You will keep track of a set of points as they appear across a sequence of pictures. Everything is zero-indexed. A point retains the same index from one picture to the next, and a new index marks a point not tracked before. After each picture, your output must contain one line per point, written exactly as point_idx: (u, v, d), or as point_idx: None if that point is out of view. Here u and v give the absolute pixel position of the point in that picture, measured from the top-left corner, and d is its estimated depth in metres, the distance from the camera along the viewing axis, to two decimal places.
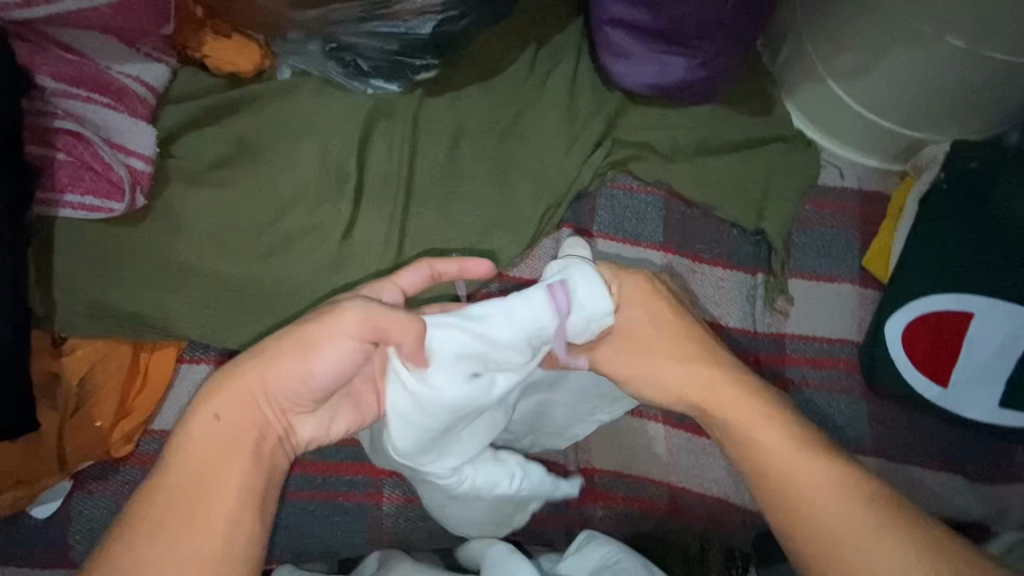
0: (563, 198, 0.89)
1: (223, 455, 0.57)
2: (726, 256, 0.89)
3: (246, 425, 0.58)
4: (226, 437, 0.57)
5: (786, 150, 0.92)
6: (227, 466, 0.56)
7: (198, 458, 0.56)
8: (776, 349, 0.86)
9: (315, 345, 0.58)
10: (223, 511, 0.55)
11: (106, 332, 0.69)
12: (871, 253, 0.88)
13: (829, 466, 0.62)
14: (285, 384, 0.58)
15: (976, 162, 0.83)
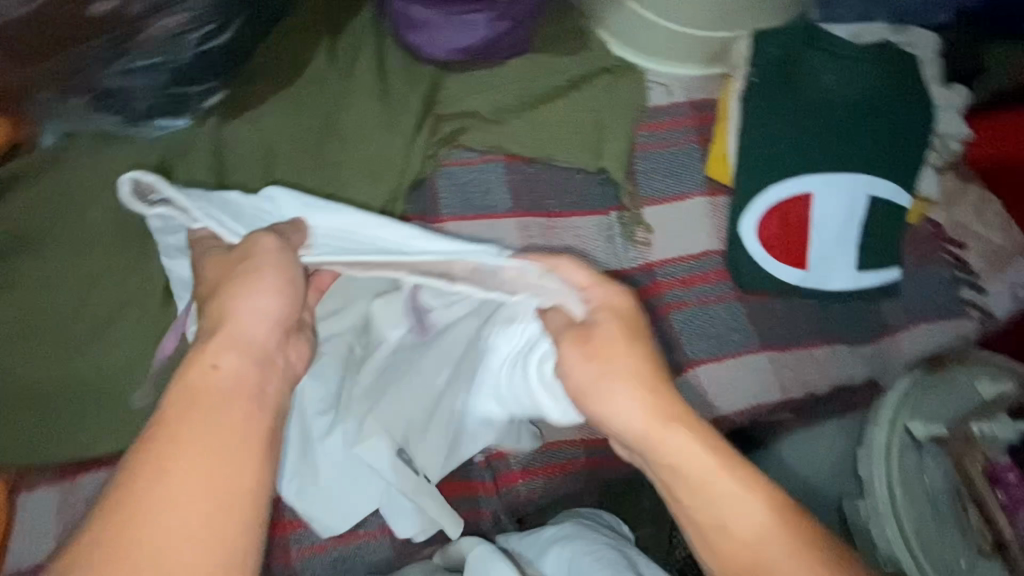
0: (399, 191, 0.85)
1: (250, 398, 0.46)
2: (578, 204, 0.88)
3: (263, 346, 0.49)
4: (239, 376, 0.46)
5: (611, 80, 0.91)
6: (238, 427, 0.44)
7: (202, 404, 0.44)
8: (650, 279, 0.86)
9: (251, 267, 0.51)
10: (225, 460, 0.42)
11: None
12: (710, 161, 0.89)
13: (764, 503, 0.47)
14: (254, 324, 0.49)
15: (777, 49, 0.87)
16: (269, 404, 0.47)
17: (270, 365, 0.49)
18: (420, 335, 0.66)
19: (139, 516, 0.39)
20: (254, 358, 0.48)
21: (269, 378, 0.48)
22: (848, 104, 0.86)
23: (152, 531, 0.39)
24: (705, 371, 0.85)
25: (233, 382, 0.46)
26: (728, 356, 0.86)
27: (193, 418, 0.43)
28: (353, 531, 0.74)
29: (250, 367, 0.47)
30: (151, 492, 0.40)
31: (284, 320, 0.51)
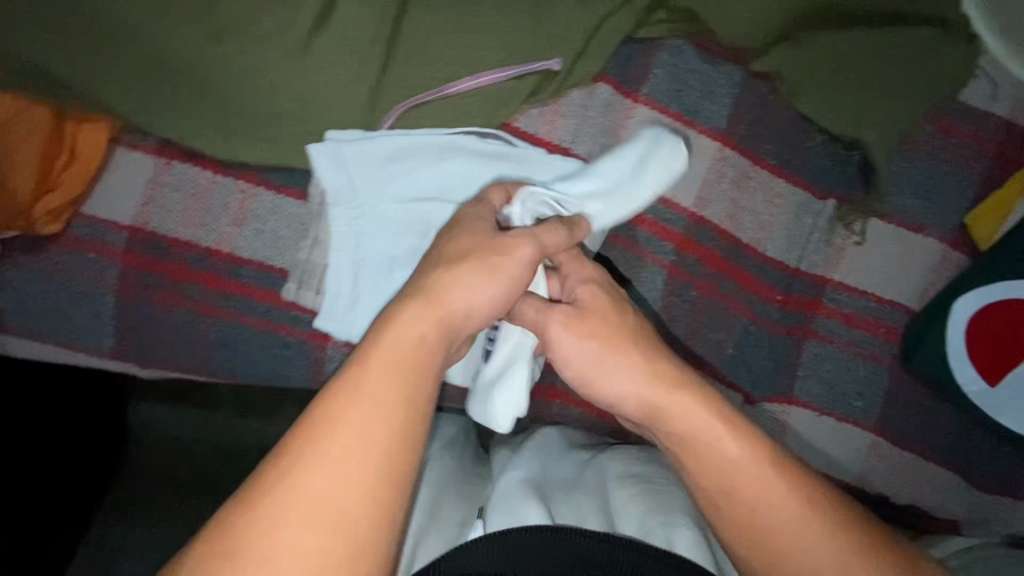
0: (602, 36, 0.66)
1: (359, 436, 0.40)
2: (792, 166, 0.69)
3: (414, 354, 0.44)
4: (384, 390, 0.42)
5: (953, 40, 0.66)
6: (414, 369, 0.43)
7: (397, 360, 0.43)
8: (811, 294, 0.71)
9: (438, 290, 0.47)
10: (348, 473, 0.39)
11: (21, 83, 0.56)
12: (981, 210, 0.68)
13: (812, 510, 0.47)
14: (405, 342, 0.43)
15: None
16: (400, 411, 0.41)
17: (413, 369, 0.43)
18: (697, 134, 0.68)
19: (309, 476, 0.39)
20: (396, 374, 0.42)
21: (407, 412, 0.41)
22: None
23: (332, 447, 0.39)
24: (800, 414, 0.74)
25: (385, 396, 0.41)
26: (832, 416, 0.74)
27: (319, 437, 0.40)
28: None
29: (389, 382, 0.42)
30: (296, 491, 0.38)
31: (449, 323, 0.47)
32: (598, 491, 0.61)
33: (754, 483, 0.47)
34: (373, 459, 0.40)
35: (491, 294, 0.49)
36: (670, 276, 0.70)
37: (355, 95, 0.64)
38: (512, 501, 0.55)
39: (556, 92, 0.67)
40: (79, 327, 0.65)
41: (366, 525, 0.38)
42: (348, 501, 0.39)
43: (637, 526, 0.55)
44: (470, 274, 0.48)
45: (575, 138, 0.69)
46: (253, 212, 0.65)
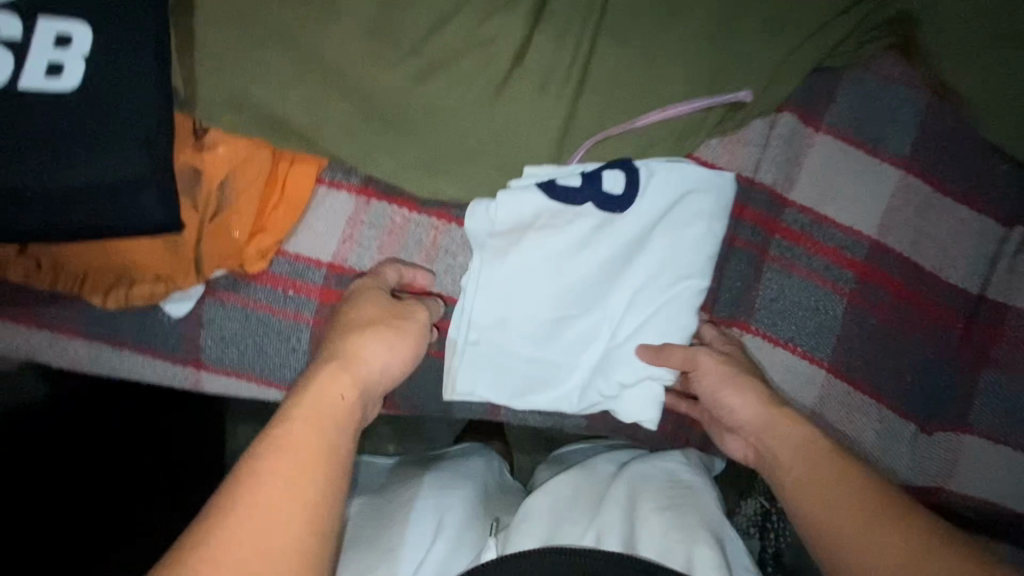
0: (790, 65, 0.66)
1: (281, 473, 0.42)
2: (978, 193, 0.68)
3: (337, 410, 0.48)
4: (308, 434, 0.45)
5: None
6: (334, 427, 0.47)
7: (323, 416, 0.47)
8: (992, 320, 0.70)
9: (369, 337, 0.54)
10: (279, 535, 0.39)
11: (246, 130, 0.58)
12: None
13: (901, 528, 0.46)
14: (334, 394, 0.48)
15: None
16: (331, 470, 0.44)
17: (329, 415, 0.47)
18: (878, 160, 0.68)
19: (245, 526, 0.39)
20: (318, 416, 0.46)
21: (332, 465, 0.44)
22: None
23: (262, 482, 0.41)
24: (975, 444, 0.72)
25: (304, 446, 0.44)
26: (1014, 447, 0.71)
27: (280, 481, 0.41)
28: None
29: (312, 425, 0.46)
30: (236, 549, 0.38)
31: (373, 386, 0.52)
32: (619, 510, 0.64)
33: (798, 470, 0.53)
34: (292, 527, 0.40)
35: (401, 351, 0.55)
36: (849, 304, 0.70)
37: (550, 130, 0.64)
38: (525, 530, 0.62)
39: (741, 122, 0.67)
40: (273, 363, 0.65)
41: (283, 563, 0.39)
42: (269, 539, 0.39)
43: (656, 547, 0.59)
44: (380, 337, 0.54)
45: (758, 167, 0.68)
46: (446, 247, 0.66)
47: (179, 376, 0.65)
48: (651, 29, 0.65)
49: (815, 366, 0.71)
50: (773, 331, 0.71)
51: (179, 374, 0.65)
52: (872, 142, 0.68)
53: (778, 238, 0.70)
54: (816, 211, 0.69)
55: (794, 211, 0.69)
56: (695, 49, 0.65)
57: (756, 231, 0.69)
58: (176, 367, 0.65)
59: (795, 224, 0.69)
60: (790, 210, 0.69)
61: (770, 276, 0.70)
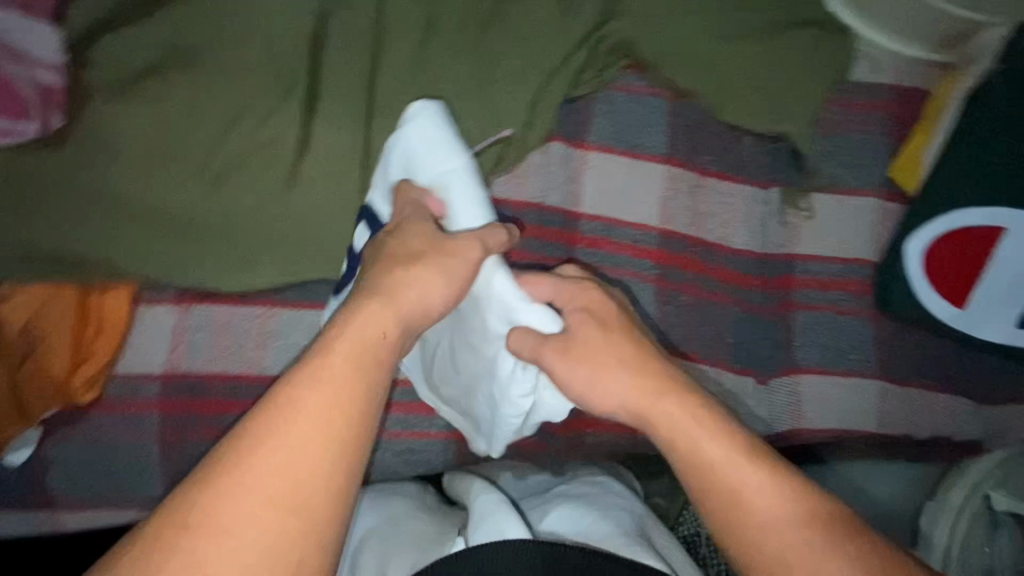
0: (543, 102, 0.76)
1: (298, 416, 0.43)
2: (736, 167, 0.78)
3: (367, 348, 0.49)
4: (342, 374, 0.46)
5: (821, 38, 0.80)
6: (375, 362, 0.49)
7: (360, 353, 0.48)
8: (783, 271, 0.79)
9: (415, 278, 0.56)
10: (314, 473, 0.42)
11: (44, 274, 0.63)
12: (897, 162, 0.79)
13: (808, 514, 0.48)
14: (368, 332, 0.50)
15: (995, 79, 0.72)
16: (349, 411, 0.45)
17: (370, 358, 0.49)
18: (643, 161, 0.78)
19: (253, 472, 0.41)
20: (353, 358, 0.48)
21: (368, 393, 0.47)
22: None
23: (269, 442, 0.42)
24: (810, 381, 0.80)
25: (340, 385, 0.46)
26: (837, 373, 0.80)
27: (284, 422, 0.43)
28: (423, 431, 0.78)
29: (347, 366, 0.47)
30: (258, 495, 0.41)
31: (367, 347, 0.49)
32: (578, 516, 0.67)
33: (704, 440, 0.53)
34: (312, 476, 0.42)
35: (448, 287, 0.57)
36: (658, 286, 0.77)
37: (344, 203, 0.70)
38: (484, 525, 0.62)
39: (518, 155, 0.77)
40: (126, 486, 0.66)
41: (313, 505, 0.42)
42: (284, 481, 0.41)
43: (605, 538, 0.62)
44: (425, 272, 0.56)
45: (545, 192, 0.77)
46: (274, 331, 0.70)
47: (31, 526, 0.65)
48: (415, 101, 0.74)
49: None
50: None
51: (31, 523, 0.65)
52: (635, 147, 0.78)
53: (581, 247, 0.77)
54: (607, 217, 0.78)
55: (588, 220, 0.77)
56: (457, 111, 0.74)
57: (559, 245, 0.77)
58: (26, 517, 0.65)
59: (592, 231, 0.78)
60: (583, 221, 0.78)
61: (586, 280, 0.77)
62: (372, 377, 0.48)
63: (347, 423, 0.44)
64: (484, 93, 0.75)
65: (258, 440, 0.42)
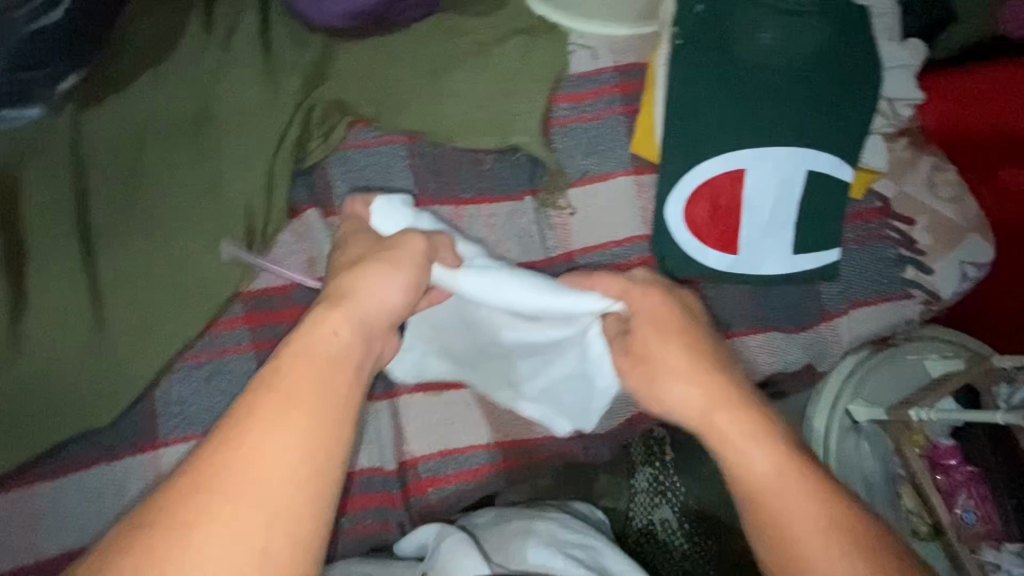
0: (277, 185, 0.75)
1: (248, 446, 0.42)
2: (485, 189, 0.78)
3: (341, 361, 0.48)
4: (316, 372, 0.46)
5: (528, 44, 0.82)
6: (332, 374, 0.47)
7: (320, 363, 0.47)
8: (568, 269, 0.79)
9: (385, 272, 0.54)
10: (296, 479, 0.42)
11: None
12: (637, 136, 0.81)
13: (820, 493, 0.50)
14: (321, 349, 0.48)
15: (681, 39, 0.76)
16: (325, 398, 0.45)
17: (340, 363, 0.48)
18: None
19: (227, 481, 0.41)
20: (336, 371, 0.47)
21: (340, 379, 0.47)
22: (808, 67, 0.76)
23: (249, 440, 0.42)
24: None
25: (290, 393, 0.44)
26: None
27: (226, 444, 0.42)
28: None
29: (316, 370, 0.46)
30: (235, 508, 0.40)
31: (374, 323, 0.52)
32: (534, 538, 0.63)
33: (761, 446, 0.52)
34: (301, 467, 0.42)
35: (407, 279, 0.55)
36: None
37: (82, 350, 0.67)
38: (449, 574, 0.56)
39: (266, 242, 0.75)
40: None
41: (304, 506, 0.41)
42: (267, 509, 0.40)
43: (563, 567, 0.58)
44: (378, 274, 0.54)
45: (309, 268, 0.76)
46: (43, 511, 0.67)
47: None
48: (137, 224, 0.71)
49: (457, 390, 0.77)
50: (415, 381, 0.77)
51: None
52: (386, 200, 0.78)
53: None
54: None
55: None
56: (184, 221, 0.72)
57: None
58: None
59: None
60: None
61: None
62: (356, 381, 0.48)
63: (323, 422, 0.44)
64: (206, 194, 0.73)
65: (205, 459, 0.42)
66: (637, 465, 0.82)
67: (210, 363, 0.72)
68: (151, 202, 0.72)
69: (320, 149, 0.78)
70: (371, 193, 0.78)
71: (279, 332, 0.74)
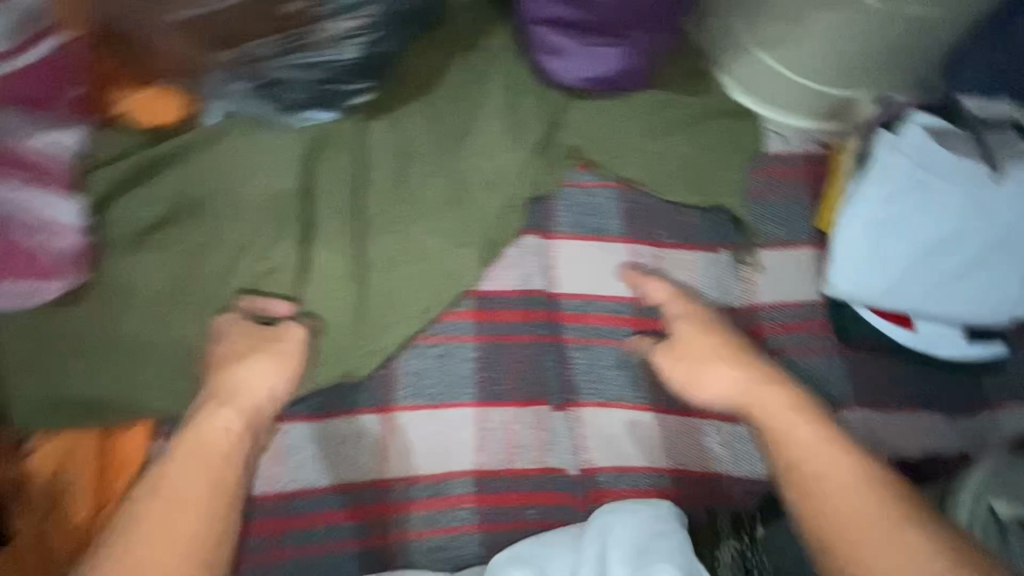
0: (518, 206, 0.87)
1: (160, 501, 0.59)
2: (689, 238, 0.89)
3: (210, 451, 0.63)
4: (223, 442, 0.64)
5: (730, 124, 0.94)
6: (218, 455, 0.63)
7: (200, 449, 0.63)
8: (750, 320, 0.87)
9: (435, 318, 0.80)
10: (194, 534, 0.58)
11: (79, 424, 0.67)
12: (823, 216, 0.90)
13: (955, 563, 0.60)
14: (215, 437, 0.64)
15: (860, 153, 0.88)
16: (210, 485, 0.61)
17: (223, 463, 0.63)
18: (605, 241, 0.88)
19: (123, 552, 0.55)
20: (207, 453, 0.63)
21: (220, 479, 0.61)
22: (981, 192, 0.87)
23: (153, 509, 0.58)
24: None
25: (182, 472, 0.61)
26: (820, 408, 0.87)
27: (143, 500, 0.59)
28: (446, 526, 0.76)
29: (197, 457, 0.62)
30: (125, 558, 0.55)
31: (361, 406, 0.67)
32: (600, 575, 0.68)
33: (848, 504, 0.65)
34: (188, 542, 0.57)
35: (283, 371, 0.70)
36: (643, 352, 0.84)
37: (348, 314, 0.79)
38: None
39: (498, 251, 0.86)
40: None
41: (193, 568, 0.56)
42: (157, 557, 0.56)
43: None
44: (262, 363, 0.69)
45: (528, 279, 0.85)
46: (295, 445, 0.75)
47: None
48: (401, 220, 0.85)
49: (644, 411, 0.83)
50: (599, 396, 0.83)
51: None
52: (601, 234, 0.88)
53: (566, 323, 0.84)
54: (587, 294, 0.86)
55: (568, 300, 0.85)
56: (440, 224, 0.85)
57: (545, 325, 0.83)
58: None
59: (575, 308, 0.85)
60: (565, 300, 0.85)
61: (577, 355, 0.83)
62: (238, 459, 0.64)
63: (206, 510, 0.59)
64: (459, 204, 0.86)
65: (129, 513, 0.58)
66: (721, 537, 0.78)
67: (440, 345, 0.82)
68: (412, 202, 0.86)
69: (554, 181, 0.89)
70: (590, 225, 0.88)
71: (498, 329, 0.83)
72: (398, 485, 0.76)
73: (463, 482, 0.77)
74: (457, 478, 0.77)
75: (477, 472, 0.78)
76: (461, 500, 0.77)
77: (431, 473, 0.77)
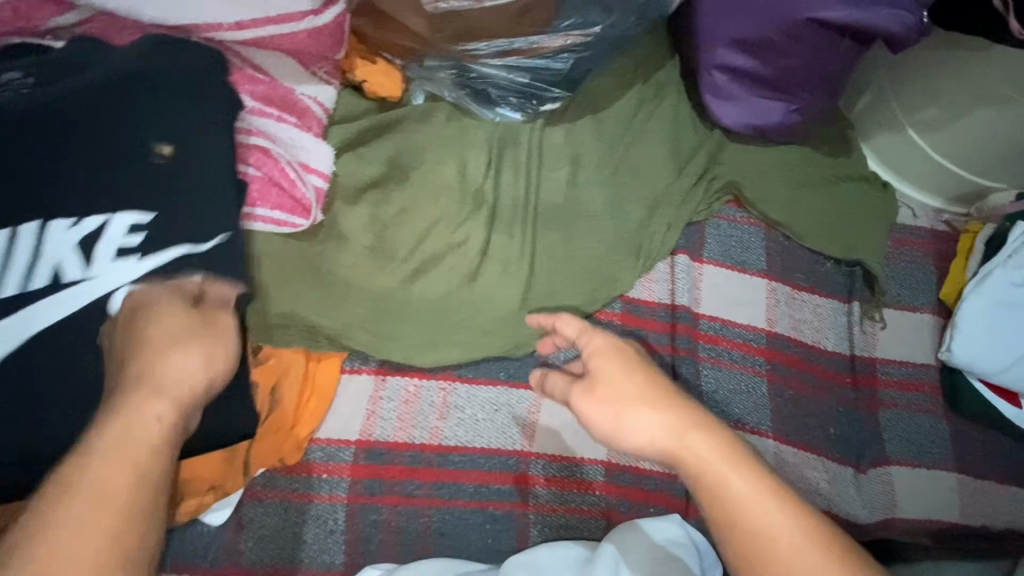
0: (675, 225, 0.94)
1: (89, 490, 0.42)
2: (819, 285, 0.97)
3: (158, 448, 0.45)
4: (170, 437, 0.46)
5: (868, 189, 1.01)
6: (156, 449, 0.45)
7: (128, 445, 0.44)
8: (868, 370, 0.94)
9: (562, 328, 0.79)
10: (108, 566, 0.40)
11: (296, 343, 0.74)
12: (948, 289, 0.97)
13: None
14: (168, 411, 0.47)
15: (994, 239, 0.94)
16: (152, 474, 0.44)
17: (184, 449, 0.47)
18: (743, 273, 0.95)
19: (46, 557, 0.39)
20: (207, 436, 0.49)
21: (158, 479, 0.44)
22: None
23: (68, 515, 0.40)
24: (900, 472, 0.90)
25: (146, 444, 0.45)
26: (924, 465, 0.91)
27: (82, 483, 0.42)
28: (580, 506, 0.78)
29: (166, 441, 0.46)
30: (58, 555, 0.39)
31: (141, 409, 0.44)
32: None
33: None
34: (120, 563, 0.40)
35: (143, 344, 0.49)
36: (769, 381, 0.90)
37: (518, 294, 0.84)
38: None
39: (650, 263, 0.92)
40: (304, 550, 0.71)
41: None
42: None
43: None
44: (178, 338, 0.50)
45: (674, 295, 0.92)
46: (455, 404, 0.79)
47: None
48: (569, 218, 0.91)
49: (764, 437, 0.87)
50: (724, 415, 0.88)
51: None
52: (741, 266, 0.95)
53: (701, 342, 0.91)
54: (721, 317, 0.92)
55: (706, 320, 0.92)
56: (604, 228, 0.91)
57: (684, 338, 0.89)
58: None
59: (710, 328, 0.92)
60: (703, 321, 0.92)
61: (707, 371, 0.89)
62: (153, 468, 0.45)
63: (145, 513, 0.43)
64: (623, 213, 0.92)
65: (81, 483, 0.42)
66: None
67: None
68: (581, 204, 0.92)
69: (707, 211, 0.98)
70: (733, 257, 0.96)
71: (641, 333, 0.90)
72: (541, 460, 0.79)
73: (594, 468, 0.80)
74: (591, 463, 0.80)
75: (607, 462, 0.81)
76: (591, 485, 0.80)
77: (568, 454, 0.80)
